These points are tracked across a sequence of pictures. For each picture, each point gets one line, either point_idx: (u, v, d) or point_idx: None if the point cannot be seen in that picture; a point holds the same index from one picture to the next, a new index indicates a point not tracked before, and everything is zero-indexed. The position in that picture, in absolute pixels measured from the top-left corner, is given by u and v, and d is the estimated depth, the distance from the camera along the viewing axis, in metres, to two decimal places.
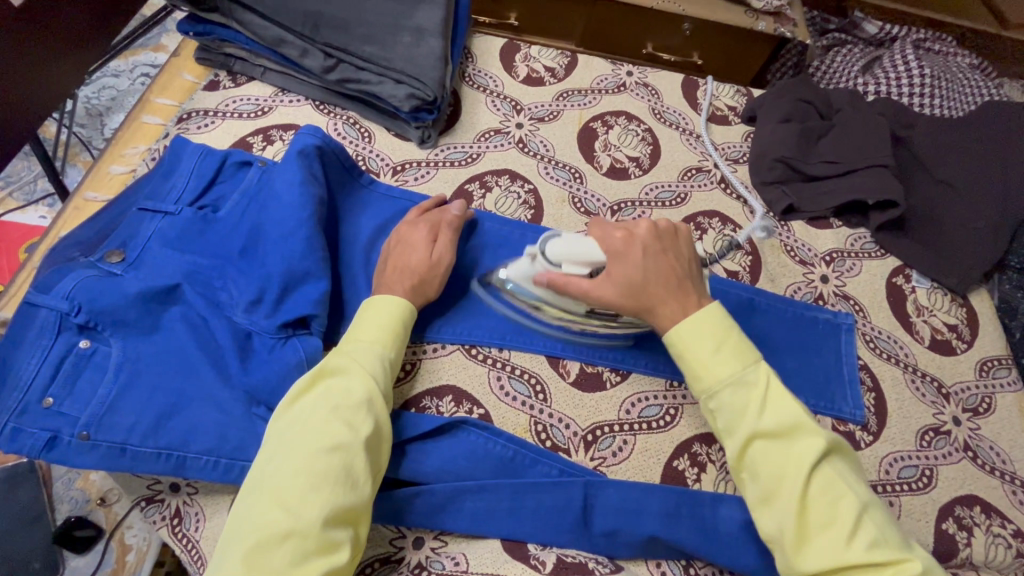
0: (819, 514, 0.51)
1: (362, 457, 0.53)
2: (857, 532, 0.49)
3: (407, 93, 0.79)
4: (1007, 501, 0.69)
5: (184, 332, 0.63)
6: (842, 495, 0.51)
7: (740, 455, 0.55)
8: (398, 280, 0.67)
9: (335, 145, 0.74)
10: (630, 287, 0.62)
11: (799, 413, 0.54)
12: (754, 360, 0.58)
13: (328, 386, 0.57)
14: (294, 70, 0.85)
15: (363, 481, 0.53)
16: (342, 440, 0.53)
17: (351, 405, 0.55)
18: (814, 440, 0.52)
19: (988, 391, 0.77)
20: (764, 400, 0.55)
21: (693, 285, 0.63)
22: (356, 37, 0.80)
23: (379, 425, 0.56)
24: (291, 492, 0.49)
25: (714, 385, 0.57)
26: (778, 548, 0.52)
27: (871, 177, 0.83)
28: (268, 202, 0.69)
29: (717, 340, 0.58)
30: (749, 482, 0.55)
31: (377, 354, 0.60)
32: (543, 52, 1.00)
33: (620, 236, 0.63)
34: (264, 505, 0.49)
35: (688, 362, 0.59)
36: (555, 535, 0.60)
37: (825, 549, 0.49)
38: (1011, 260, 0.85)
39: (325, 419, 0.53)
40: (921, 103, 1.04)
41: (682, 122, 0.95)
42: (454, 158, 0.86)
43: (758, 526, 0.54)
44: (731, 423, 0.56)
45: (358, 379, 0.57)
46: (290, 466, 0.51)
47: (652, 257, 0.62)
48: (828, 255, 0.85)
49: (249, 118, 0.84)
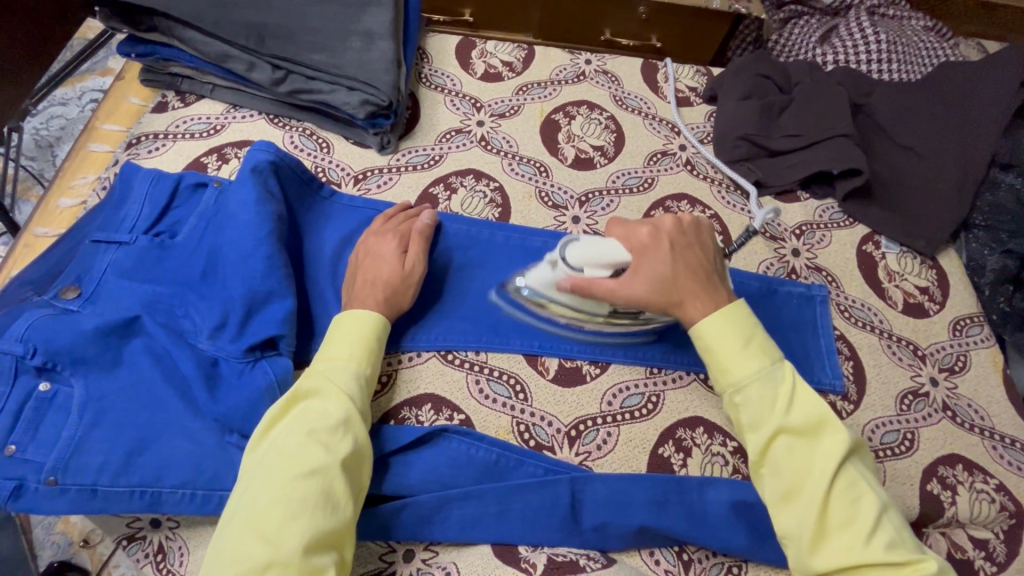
0: (839, 512, 0.51)
1: (341, 478, 0.52)
2: (876, 531, 0.50)
3: (361, 99, 0.78)
4: (988, 457, 0.70)
5: (148, 364, 0.61)
6: (863, 495, 0.51)
7: (763, 451, 0.55)
8: (366, 292, 0.65)
9: (290, 158, 0.72)
10: (658, 283, 0.60)
11: (825, 411, 0.54)
12: (778, 359, 0.58)
13: (304, 408, 0.56)
14: (242, 85, 0.82)
15: (344, 503, 0.52)
16: (319, 463, 0.51)
17: (327, 425, 0.54)
18: (839, 439, 0.53)
19: (963, 349, 0.78)
20: (790, 397, 0.55)
21: (720, 282, 0.64)
22: (304, 46, 0.78)
23: (359, 442, 0.55)
24: (270, 520, 0.49)
25: (740, 380, 0.57)
26: (794, 545, 0.52)
27: (833, 148, 0.83)
28: (224, 223, 0.67)
29: (744, 338, 0.58)
30: (768, 479, 0.54)
31: (351, 370, 0.59)
32: (499, 46, 0.98)
33: (647, 231, 0.63)
34: (243, 537, 0.48)
35: (715, 358, 0.59)
36: (545, 535, 0.60)
37: (844, 547, 0.50)
38: (976, 218, 0.86)
39: (300, 443, 0.52)
40: (879, 69, 1.04)
41: (645, 107, 0.94)
42: (416, 161, 0.84)
43: (774, 522, 0.54)
44: (756, 419, 0.55)
45: (334, 399, 0.56)
46: (268, 494, 0.50)
47: (681, 254, 0.63)
48: (799, 228, 0.85)
49: (202, 138, 0.82)
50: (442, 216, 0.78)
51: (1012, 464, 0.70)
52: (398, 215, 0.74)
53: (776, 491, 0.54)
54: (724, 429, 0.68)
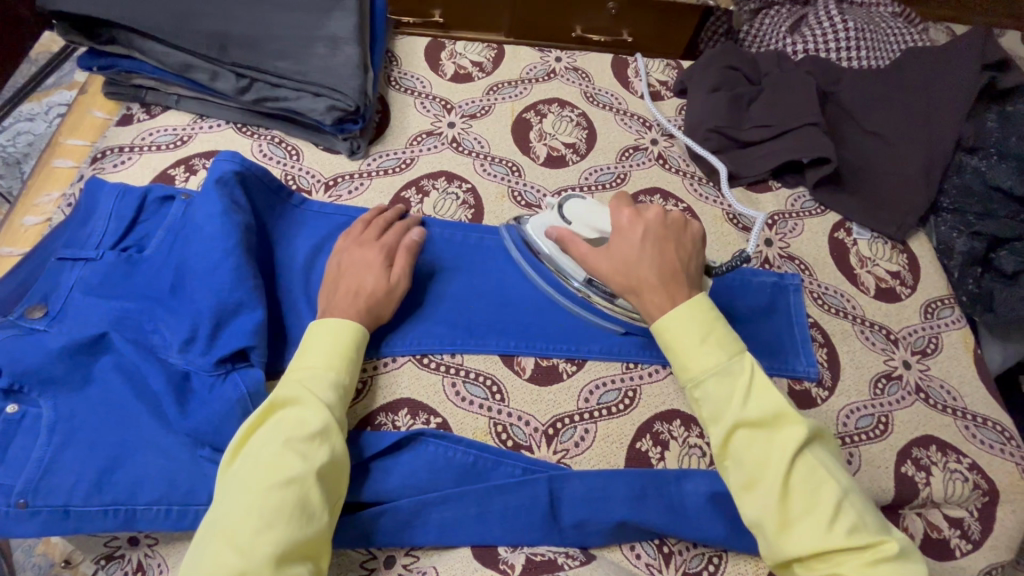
0: (801, 500, 0.51)
1: (317, 488, 0.52)
2: (836, 518, 0.50)
3: (328, 105, 0.78)
4: (961, 436, 0.71)
5: (118, 381, 0.60)
6: (823, 483, 0.51)
7: (725, 443, 0.54)
8: (342, 302, 0.65)
9: (256, 168, 0.72)
10: (621, 264, 0.63)
11: (782, 402, 0.53)
12: (738, 352, 0.57)
13: (282, 417, 0.55)
14: (208, 94, 0.82)
15: (320, 512, 0.52)
16: (296, 473, 0.51)
17: (304, 434, 0.54)
18: (797, 429, 0.52)
19: (934, 331, 0.79)
20: (747, 391, 0.54)
21: (688, 279, 0.62)
22: (267, 53, 0.78)
23: (337, 453, 0.55)
24: (243, 531, 0.48)
25: (700, 374, 0.56)
26: (761, 534, 0.52)
27: (802, 136, 0.84)
28: (191, 236, 0.66)
29: (703, 332, 0.57)
30: (731, 470, 0.54)
31: (329, 379, 0.59)
32: (468, 47, 0.98)
33: (628, 215, 0.65)
34: (214, 550, 0.47)
35: (676, 352, 0.58)
36: (525, 534, 0.60)
37: (805, 534, 0.50)
38: (943, 201, 0.86)
39: (277, 452, 0.52)
40: (849, 57, 1.05)
41: (616, 102, 0.95)
42: (387, 165, 0.84)
43: (740, 511, 0.53)
44: (717, 412, 0.55)
45: (313, 408, 0.56)
46: (242, 504, 0.49)
47: (652, 244, 0.63)
48: (771, 218, 0.86)
49: (169, 150, 0.81)
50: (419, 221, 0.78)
51: (984, 443, 0.71)
52: (377, 220, 0.74)
53: (739, 482, 0.54)
54: (701, 421, 0.68)
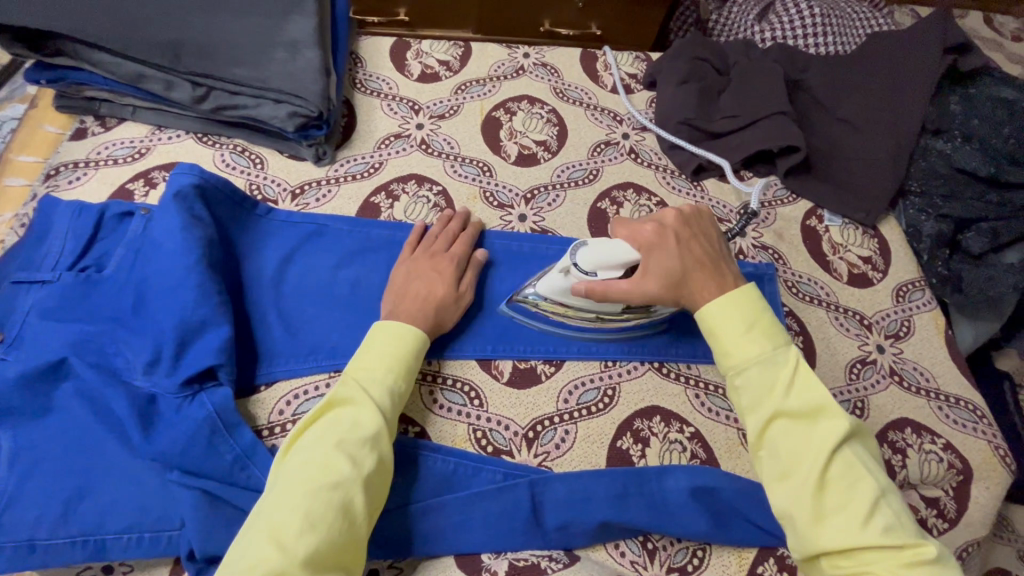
0: (837, 493, 0.50)
1: (362, 494, 0.51)
2: (872, 515, 0.48)
3: (289, 111, 0.76)
4: (935, 417, 0.72)
5: (81, 408, 0.59)
6: (861, 479, 0.50)
7: (762, 432, 0.54)
8: (410, 305, 0.65)
9: (216, 179, 0.70)
10: (667, 278, 0.60)
11: (827, 396, 0.53)
12: (783, 344, 0.57)
13: (335, 416, 0.55)
14: (164, 105, 0.79)
15: (361, 519, 0.51)
16: (344, 476, 0.51)
17: (356, 436, 0.53)
18: (838, 423, 0.52)
19: (907, 315, 0.80)
20: (792, 380, 0.54)
21: (731, 269, 0.62)
22: (223, 59, 0.75)
23: (384, 460, 0.54)
24: (288, 529, 0.47)
25: (741, 363, 0.56)
26: (791, 526, 0.51)
27: (771, 126, 0.84)
28: (152, 253, 0.64)
29: (748, 322, 0.57)
30: (766, 460, 0.53)
31: (385, 382, 0.58)
32: (434, 45, 0.96)
33: (651, 227, 0.63)
34: (255, 544, 0.46)
35: (717, 340, 0.58)
36: (508, 540, 0.60)
37: (839, 528, 0.48)
38: (911, 184, 0.87)
39: (327, 453, 0.52)
40: (815, 44, 1.05)
41: (585, 97, 0.94)
42: (355, 170, 0.82)
43: (771, 501, 0.53)
44: (755, 401, 0.54)
45: (367, 411, 0.55)
46: (289, 502, 0.48)
47: (686, 249, 0.62)
48: (743, 209, 0.86)
49: (126, 163, 0.79)
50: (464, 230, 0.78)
51: (957, 422, 0.72)
52: (444, 231, 0.74)
53: (772, 472, 0.53)
54: (680, 416, 0.68)
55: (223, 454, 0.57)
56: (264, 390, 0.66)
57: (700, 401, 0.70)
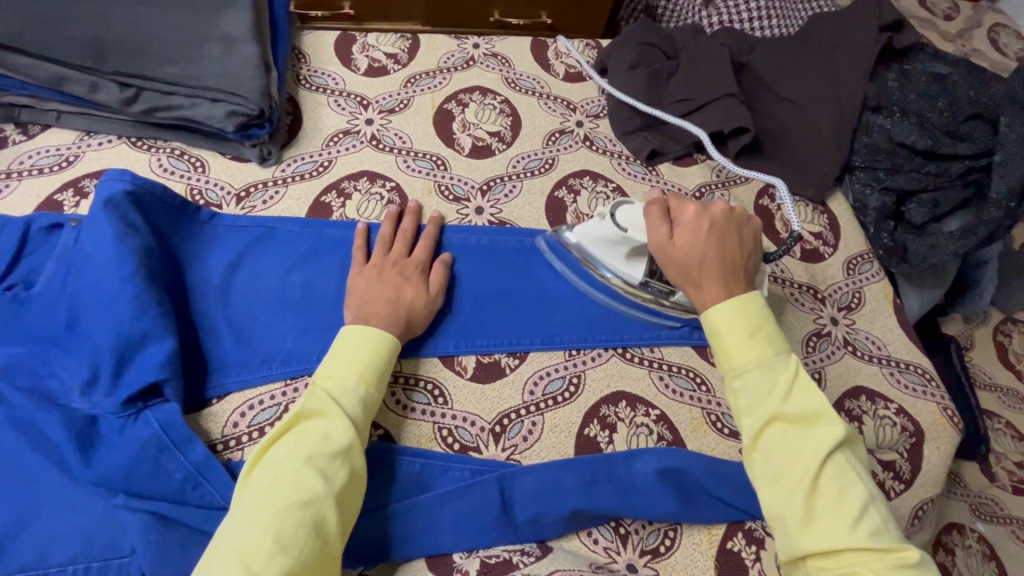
0: (827, 497, 0.50)
1: (334, 511, 0.49)
2: (861, 519, 0.49)
3: (227, 111, 0.73)
4: (888, 383, 0.75)
5: (13, 436, 0.55)
6: (852, 484, 0.50)
7: (758, 435, 0.54)
8: (378, 308, 0.63)
9: (152, 185, 0.66)
10: (684, 256, 0.62)
11: (826, 403, 0.53)
12: (784, 350, 0.57)
13: (306, 429, 0.53)
14: (92, 109, 0.75)
15: (334, 537, 0.49)
16: (315, 494, 0.49)
17: (328, 451, 0.51)
18: (833, 428, 0.52)
19: (857, 287, 0.83)
20: (790, 386, 0.55)
21: (745, 275, 0.62)
22: (153, 58, 0.72)
23: (356, 474, 0.53)
24: (258, 554, 0.45)
25: (742, 365, 0.57)
26: (779, 527, 0.51)
27: (721, 108, 0.85)
28: (82, 267, 0.60)
29: (752, 327, 0.58)
30: (757, 464, 0.54)
31: (357, 393, 0.56)
32: (381, 38, 0.93)
33: (693, 211, 0.64)
34: (222, 567, 0.44)
35: (720, 342, 0.59)
36: (478, 537, 0.59)
37: (826, 531, 0.49)
38: (856, 160, 0.89)
39: (298, 469, 0.49)
40: (760, 27, 1.07)
41: (538, 86, 0.93)
42: (304, 170, 0.79)
43: (760, 503, 0.53)
44: (754, 404, 0.55)
45: (340, 423, 0.53)
46: (258, 524, 0.46)
47: (714, 238, 0.62)
48: (698, 190, 0.87)
49: (53, 172, 0.74)
50: (422, 227, 0.76)
51: (909, 387, 0.75)
52: (396, 232, 0.73)
53: (765, 475, 0.53)
54: (646, 399, 0.69)
55: (172, 473, 0.54)
56: (216, 403, 0.63)
57: (664, 383, 0.70)
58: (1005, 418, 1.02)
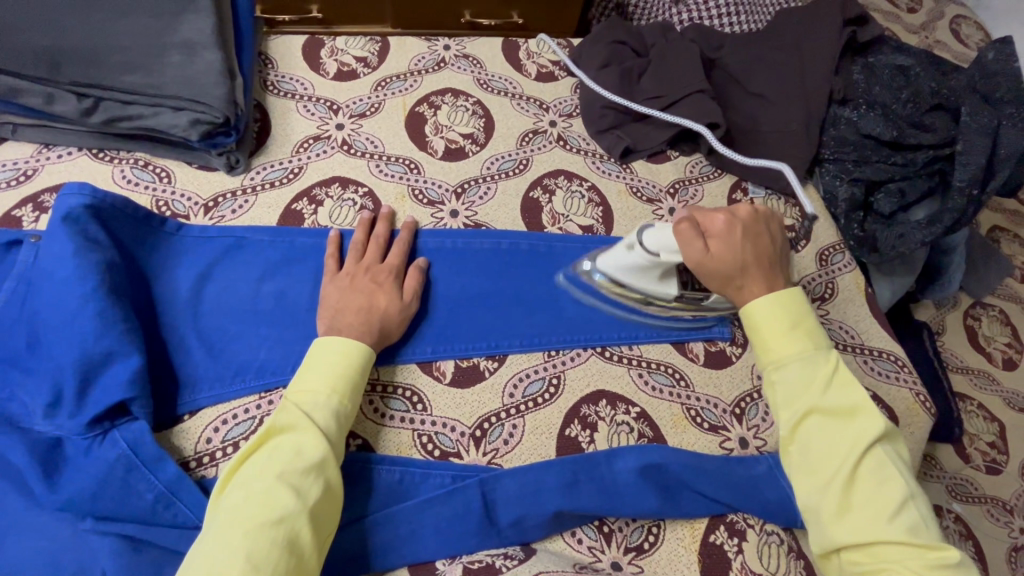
0: (865, 490, 0.51)
1: (308, 528, 0.48)
2: (899, 512, 0.50)
3: (191, 119, 0.71)
4: (861, 371, 0.76)
5: None
6: (892, 479, 0.51)
7: (796, 428, 0.55)
8: (351, 318, 0.62)
9: (113, 198, 0.64)
10: (724, 265, 0.62)
11: (865, 398, 0.54)
12: (825, 345, 0.59)
13: (278, 445, 0.52)
14: (48, 120, 0.72)
15: (309, 554, 0.48)
16: (288, 511, 0.48)
17: (300, 466, 0.50)
18: (874, 421, 0.53)
19: (830, 278, 0.84)
20: (830, 379, 0.56)
21: (782, 269, 0.64)
22: (112, 68, 0.70)
23: (331, 489, 0.52)
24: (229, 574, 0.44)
25: (782, 358, 0.58)
26: (814, 518, 0.52)
27: (692, 104, 0.85)
28: (41, 284, 0.58)
29: (791, 322, 0.59)
30: (795, 455, 0.55)
31: (328, 406, 0.55)
32: (349, 41, 0.92)
33: (723, 218, 0.63)
34: None
35: (759, 336, 0.60)
36: (462, 543, 0.58)
37: (863, 524, 0.50)
38: (825, 152, 0.90)
39: (269, 487, 0.48)
40: (729, 23, 1.08)
41: (510, 87, 0.92)
42: (273, 177, 0.78)
43: (796, 494, 0.54)
44: (793, 397, 0.56)
45: (311, 439, 0.52)
46: (229, 544, 0.45)
47: (750, 239, 0.63)
48: (672, 187, 0.87)
49: (10, 187, 0.72)
50: (395, 232, 0.75)
51: (882, 373, 0.77)
52: (369, 238, 0.72)
53: (802, 466, 0.55)
54: (626, 397, 0.69)
55: (142, 494, 0.53)
56: (188, 420, 0.61)
57: (644, 380, 0.70)
58: (977, 400, 1.05)
